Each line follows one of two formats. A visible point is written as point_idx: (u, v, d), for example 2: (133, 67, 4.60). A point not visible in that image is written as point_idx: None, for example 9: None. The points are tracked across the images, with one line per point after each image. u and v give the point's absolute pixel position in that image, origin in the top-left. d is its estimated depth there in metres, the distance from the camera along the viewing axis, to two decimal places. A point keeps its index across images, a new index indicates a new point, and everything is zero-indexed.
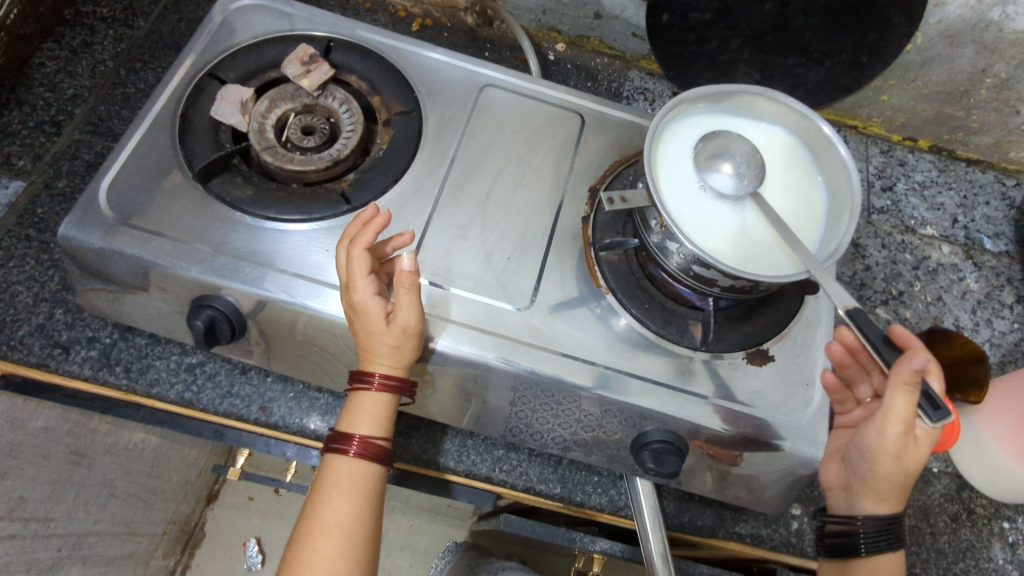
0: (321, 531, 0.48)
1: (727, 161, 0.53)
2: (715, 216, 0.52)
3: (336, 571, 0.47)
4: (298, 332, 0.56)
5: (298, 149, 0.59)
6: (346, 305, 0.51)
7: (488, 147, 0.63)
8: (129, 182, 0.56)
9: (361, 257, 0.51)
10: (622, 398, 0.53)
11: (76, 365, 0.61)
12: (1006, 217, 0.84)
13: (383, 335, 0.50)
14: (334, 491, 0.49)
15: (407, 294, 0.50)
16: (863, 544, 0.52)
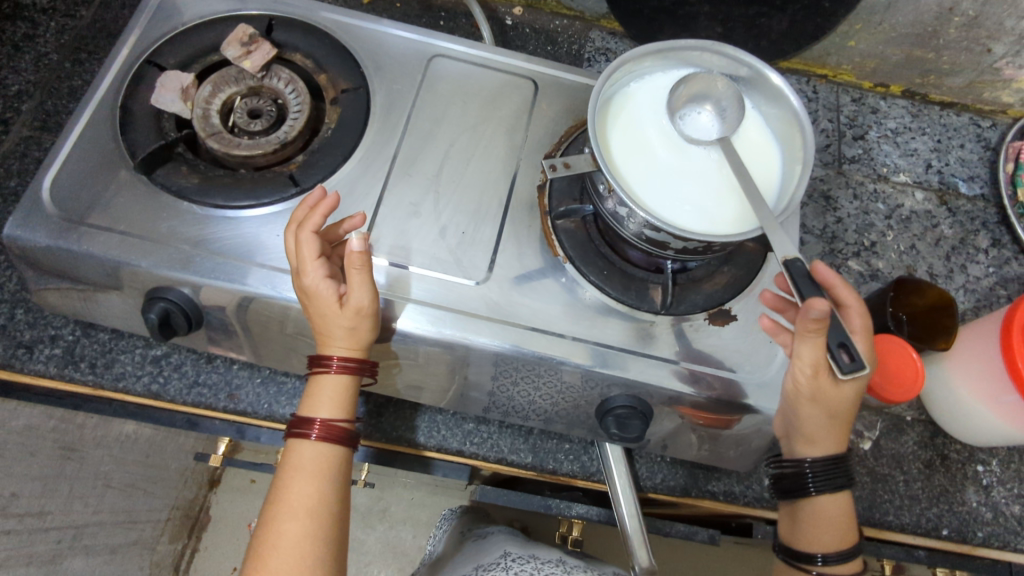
0: (286, 514, 0.49)
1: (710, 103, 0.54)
2: (670, 178, 0.51)
3: (303, 551, 0.48)
4: (289, 326, 0.55)
5: (246, 133, 0.58)
6: (296, 290, 0.50)
7: (439, 119, 0.62)
8: (71, 177, 0.55)
9: (309, 241, 0.50)
10: (597, 368, 0.53)
11: (40, 363, 0.61)
12: (981, 159, 0.83)
13: (338, 318, 0.49)
14: (297, 474, 0.50)
15: (358, 273, 0.49)
16: (813, 484, 0.53)
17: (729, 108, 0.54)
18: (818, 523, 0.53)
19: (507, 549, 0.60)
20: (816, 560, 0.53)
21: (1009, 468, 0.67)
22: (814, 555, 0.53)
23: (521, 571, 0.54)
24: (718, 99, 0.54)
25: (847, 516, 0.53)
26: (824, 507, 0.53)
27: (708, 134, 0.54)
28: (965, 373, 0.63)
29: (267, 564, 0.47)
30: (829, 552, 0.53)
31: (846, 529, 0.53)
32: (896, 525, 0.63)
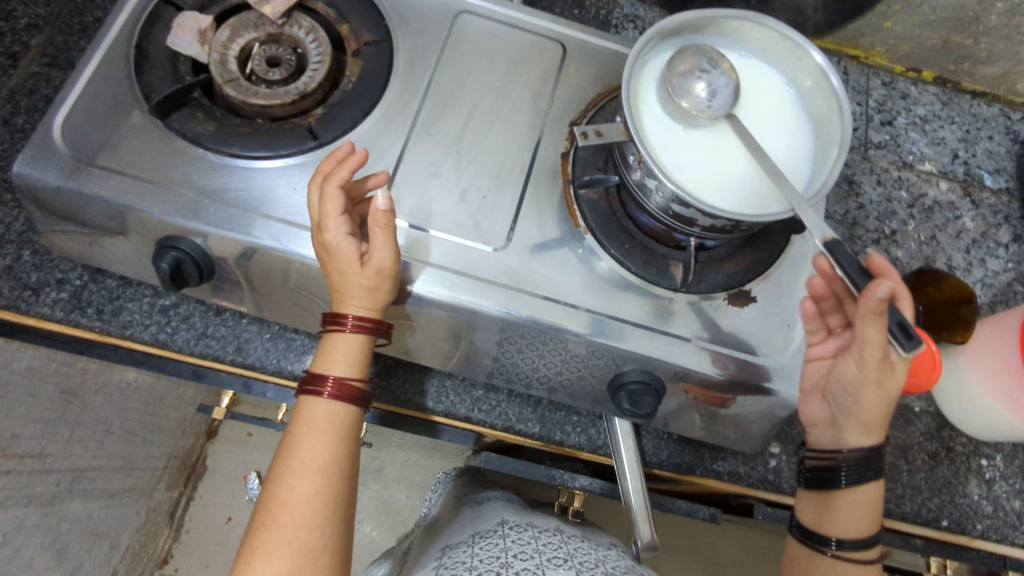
0: (296, 470, 0.48)
1: (703, 83, 0.49)
2: (690, 156, 0.50)
3: (313, 509, 0.48)
4: (291, 280, 0.55)
5: (264, 82, 0.56)
6: (316, 245, 0.49)
7: (463, 78, 0.60)
8: (84, 117, 0.53)
9: (334, 195, 0.48)
10: (614, 344, 0.52)
11: (47, 306, 0.60)
12: (1009, 152, 0.81)
13: (358, 277, 0.48)
14: (309, 431, 0.49)
15: (380, 229, 0.48)
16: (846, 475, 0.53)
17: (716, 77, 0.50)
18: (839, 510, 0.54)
19: (505, 517, 0.61)
20: (831, 543, 0.54)
21: (1012, 464, 0.67)
22: (828, 539, 0.54)
23: (518, 539, 0.55)
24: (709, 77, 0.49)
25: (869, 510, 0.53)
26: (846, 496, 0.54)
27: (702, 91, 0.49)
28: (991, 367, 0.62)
29: (275, 519, 0.47)
30: (844, 538, 0.53)
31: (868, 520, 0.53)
32: (897, 514, 0.63)
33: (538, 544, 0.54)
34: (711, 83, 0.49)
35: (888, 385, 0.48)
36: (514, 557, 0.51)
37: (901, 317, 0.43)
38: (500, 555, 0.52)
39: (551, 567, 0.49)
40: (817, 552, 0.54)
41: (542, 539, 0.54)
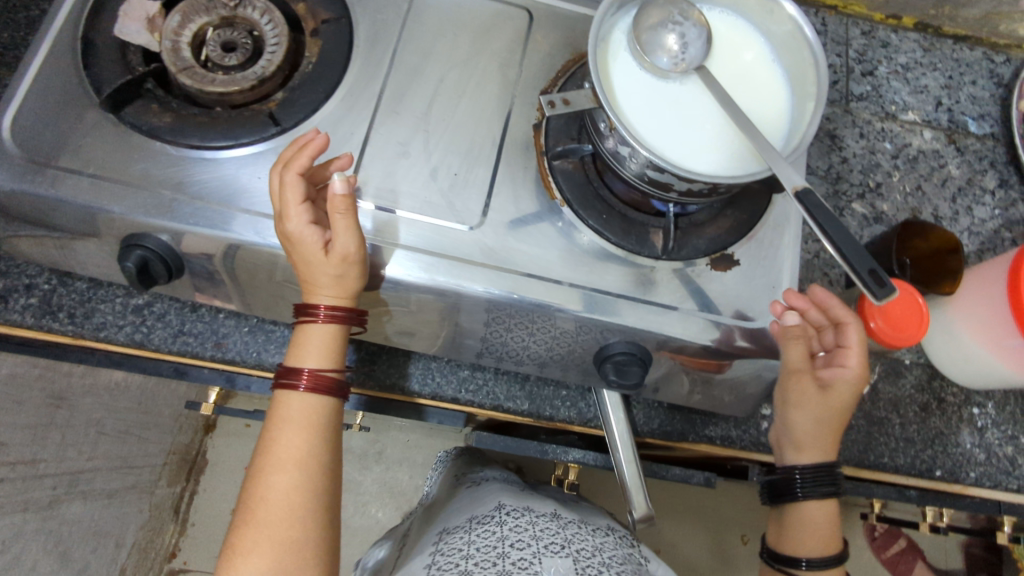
0: (274, 465, 0.48)
1: (672, 37, 0.48)
2: (664, 119, 0.48)
3: (292, 503, 0.47)
4: (277, 274, 0.53)
5: (220, 68, 0.54)
6: (277, 235, 0.47)
7: (427, 52, 0.58)
8: (33, 116, 0.51)
9: (294, 183, 0.47)
10: (600, 317, 0.51)
11: (16, 313, 0.58)
12: (993, 96, 0.79)
13: (323, 266, 0.47)
14: (285, 425, 0.49)
15: (342, 215, 0.46)
16: (801, 489, 0.57)
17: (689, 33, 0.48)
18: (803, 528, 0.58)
19: (502, 500, 0.65)
20: (801, 563, 0.58)
21: (1004, 410, 0.66)
22: (798, 559, 0.58)
23: (515, 525, 0.58)
24: (681, 31, 0.48)
25: (829, 524, 0.57)
26: (807, 515, 0.58)
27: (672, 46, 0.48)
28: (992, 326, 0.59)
29: (256, 516, 0.47)
30: (813, 556, 0.57)
31: (830, 536, 0.57)
32: (890, 467, 0.63)
33: (535, 530, 0.58)
34: (684, 34, 0.48)
35: (814, 404, 0.56)
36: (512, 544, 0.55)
37: (872, 265, 0.40)
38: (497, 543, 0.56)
39: (548, 555, 0.53)
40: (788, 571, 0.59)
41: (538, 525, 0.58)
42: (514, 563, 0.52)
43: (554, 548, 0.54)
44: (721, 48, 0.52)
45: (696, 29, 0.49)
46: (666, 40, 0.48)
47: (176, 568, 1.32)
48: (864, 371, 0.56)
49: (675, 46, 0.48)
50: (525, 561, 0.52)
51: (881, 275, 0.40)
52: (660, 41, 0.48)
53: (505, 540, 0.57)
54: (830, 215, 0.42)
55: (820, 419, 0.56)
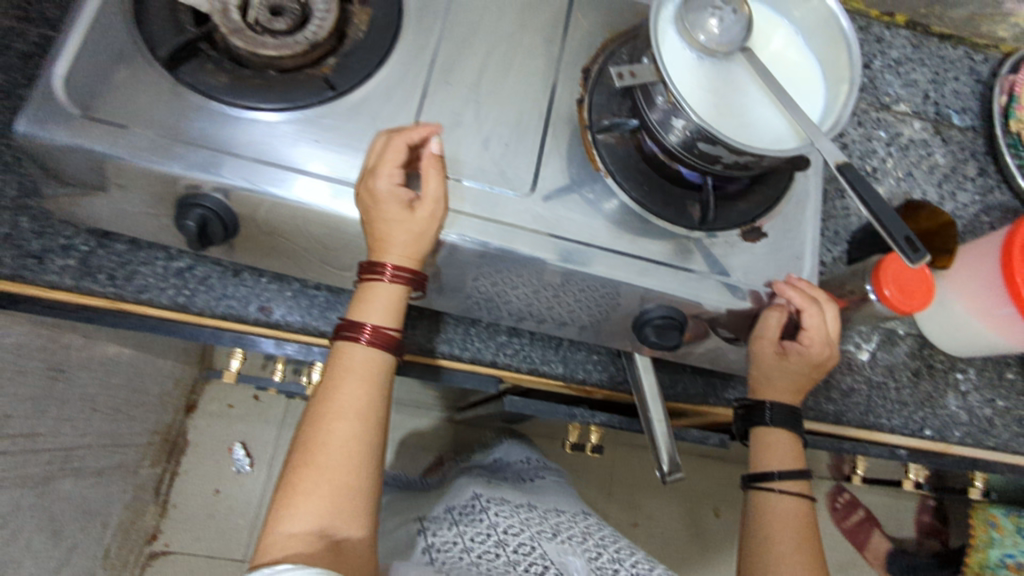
0: (335, 413, 0.49)
1: (714, 22, 0.51)
2: (711, 97, 0.51)
3: (350, 451, 0.48)
4: (261, 224, 0.53)
5: (268, 32, 0.54)
6: (362, 190, 0.49)
7: (474, 25, 0.60)
8: (87, 71, 0.50)
9: (397, 148, 0.51)
10: (584, 269, 0.54)
11: (55, 274, 0.57)
12: (973, 92, 0.86)
13: (406, 222, 0.50)
14: (347, 376, 0.50)
15: (433, 176, 0.52)
16: (771, 417, 0.59)
17: (729, 19, 0.51)
18: (770, 451, 0.60)
19: (476, 491, 0.76)
20: (773, 477, 0.59)
21: (983, 375, 0.73)
22: (769, 473, 0.59)
23: (499, 512, 0.69)
24: (722, 16, 0.51)
25: (794, 450, 0.60)
26: (772, 438, 0.60)
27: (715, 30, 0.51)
28: (986, 293, 0.64)
29: (314, 459, 0.48)
30: (783, 470, 0.59)
31: (794, 455, 0.60)
32: (886, 427, 0.69)
33: (523, 517, 0.68)
34: (725, 18, 0.51)
35: (771, 370, 0.59)
36: (505, 531, 0.65)
37: (907, 232, 0.44)
38: (490, 532, 0.65)
39: (543, 539, 0.64)
40: (762, 490, 0.60)
41: (524, 514, 0.69)
42: (515, 550, 0.61)
43: (545, 534, 0.65)
44: (761, 34, 0.55)
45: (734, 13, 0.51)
46: (706, 24, 0.51)
47: (157, 549, 1.29)
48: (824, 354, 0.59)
49: (719, 30, 0.51)
50: (526, 547, 0.62)
51: (916, 241, 0.44)
52: (704, 22, 0.51)
53: (496, 528, 0.66)
54: (869, 189, 0.46)
55: (768, 378, 0.60)
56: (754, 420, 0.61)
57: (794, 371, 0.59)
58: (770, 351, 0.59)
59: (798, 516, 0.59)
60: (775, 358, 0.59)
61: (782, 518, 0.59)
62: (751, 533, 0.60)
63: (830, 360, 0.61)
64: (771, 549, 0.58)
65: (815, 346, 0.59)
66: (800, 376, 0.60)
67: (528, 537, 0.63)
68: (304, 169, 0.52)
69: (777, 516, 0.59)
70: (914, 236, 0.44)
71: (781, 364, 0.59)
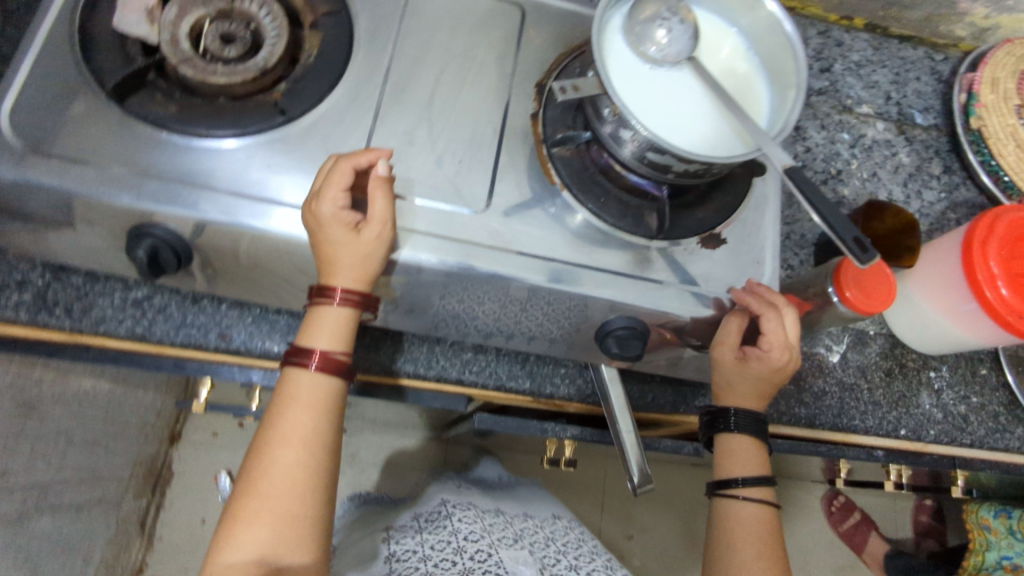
0: (279, 441, 0.49)
1: (660, 33, 0.52)
2: (658, 106, 0.52)
3: (294, 479, 0.48)
4: (243, 260, 0.54)
5: (219, 60, 0.54)
6: (307, 214, 0.49)
7: (426, 45, 0.60)
8: (34, 106, 0.50)
9: (343, 172, 0.50)
10: (574, 289, 0.54)
11: (10, 310, 0.57)
12: (935, 91, 0.87)
13: (353, 245, 0.49)
14: (293, 403, 0.50)
15: (380, 198, 0.50)
16: (735, 424, 0.59)
17: (675, 30, 0.52)
18: (734, 457, 0.60)
19: (444, 497, 0.74)
20: (736, 483, 0.59)
21: (957, 373, 0.72)
22: (733, 480, 0.59)
23: (463, 517, 0.68)
24: (667, 28, 0.52)
25: (757, 455, 0.60)
26: (736, 445, 0.60)
27: (660, 41, 0.52)
28: (951, 290, 0.63)
29: (257, 488, 0.48)
30: (747, 476, 0.59)
31: (757, 461, 0.60)
32: (860, 429, 0.68)
33: (485, 524, 0.68)
34: (670, 29, 0.52)
35: (731, 375, 0.59)
36: (465, 538, 0.64)
37: (856, 233, 0.44)
38: (451, 538, 0.64)
39: (502, 546, 0.64)
40: (725, 496, 0.60)
41: (487, 521, 0.68)
42: (472, 559, 0.61)
43: (504, 541, 0.65)
44: (709, 42, 0.56)
45: (679, 25, 0.53)
46: (651, 35, 0.52)
47: None
48: (785, 359, 0.58)
49: (664, 40, 0.52)
50: (483, 555, 0.62)
51: (866, 242, 0.44)
52: (649, 34, 0.52)
53: (457, 533, 0.65)
54: (817, 192, 0.46)
55: (728, 383, 0.59)
56: (719, 426, 0.60)
57: (756, 378, 0.59)
58: (730, 357, 0.58)
59: (763, 523, 0.59)
60: (734, 363, 0.58)
61: (747, 525, 0.59)
62: (715, 538, 0.60)
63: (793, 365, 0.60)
64: (732, 556, 0.58)
65: (776, 351, 0.58)
66: (762, 383, 0.59)
67: (487, 545, 0.63)
68: (280, 200, 0.52)
69: (741, 523, 0.59)
70: (863, 237, 0.44)
71: (742, 369, 0.58)
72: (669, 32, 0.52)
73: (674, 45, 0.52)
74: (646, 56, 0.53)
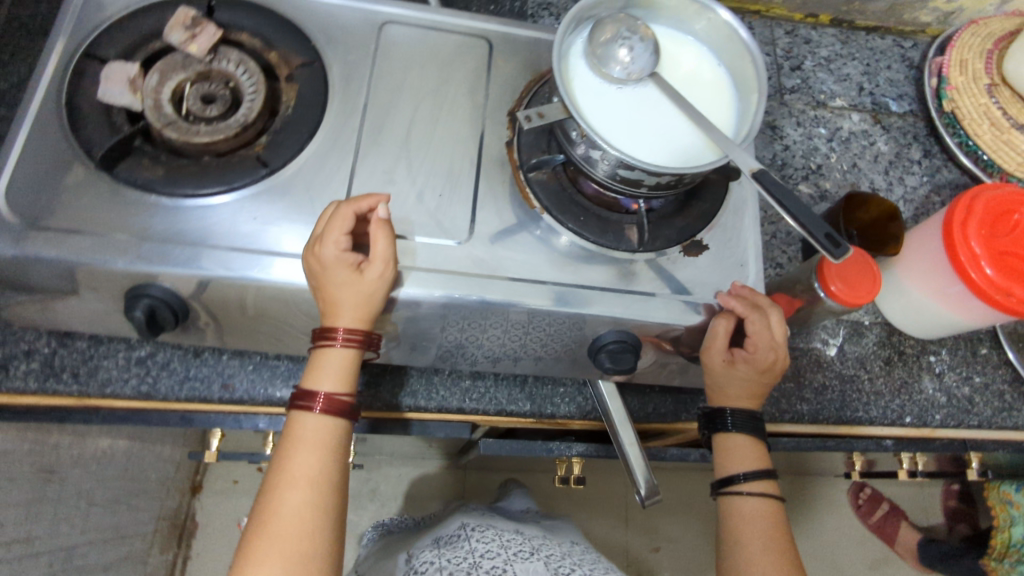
0: (287, 483, 0.50)
1: (622, 51, 0.53)
2: (625, 124, 0.53)
3: (302, 519, 0.49)
4: (249, 308, 0.55)
5: (202, 120, 0.56)
6: (310, 257, 0.51)
7: (399, 86, 0.62)
8: (28, 183, 0.52)
9: (346, 216, 0.51)
10: (584, 311, 0.55)
11: (19, 380, 0.58)
12: (907, 78, 0.88)
13: (357, 286, 0.50)
14: (299, 446, 0.51)
15: (381, 240, 0.51)
16: (732, 423, 0.59)
17: (636, 47, 0.53)
18: (733, 455, 0.59)
19: (465, 521, 0.75)
20: (738, 479, 0.58)
21: (957, 354, 0.73)
22: (735, 476, 0.58)
23: (481, 537, 0.69)
24: (629, 46, 0.53)
25: (757, 451, 0.60)
26: (735, 442, 0.60)
27: (623, 59, 0.53)
28: (939, 274, 0.64)
29: (267, 530, 0.49)
30: (748, 471, 0.58)
31: (757, 455, 0.59)
32: (865, 420, 0.68)
33: (503, 541, 0.68)
34: (632, 47, 0.53)
35: (720, 377, 0.59)
36: (482, 555, 0.64)
37: (828, 229, 0.45)
38: (468, 554, 0.64)
39: (518, 560, 0.63)
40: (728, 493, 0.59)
41: (505, 538, 0.69)
42: (488, 570, 0.61)
43: (521, 555, 0.65)
44: (669, 54, 0.57)
45: (640, 42, 0.54)
46: (614, 55, 0.53)
47: None
48: (774, 358, 0.58)
49: (627, 58, 0.53)
50: (498, 568, 0.61)
51: (838, 238, 0.45)
52: (611, 54, 0.53)
53: (475, 552, 0.65)
54: (787, 193, 0.47)
55: (718, 385, 0.59)
56: (715, 425, 0.60)
57: (744, 379, 0.59)
58: (719, 359, 0.58)
59: (768, 516, 0.58)
60: (722, 364, 0.58)
61: (750, 520, 0.58)
62: (725, 537, 0.59)
63: (780, 365, 0.60)
64: (743, 553, 0.57)
65: (763, 353, 0.58)
66: (750, 383, 0.59)
67: (502, 559, 0.62)
68: (280, 250, 0.54)
69: (745, 519, 0.58)
70: (835, 233, 0.45)
71: (729, 372, 0.58)
72: (630, 50, 0.53)
73: (637, 62, 0.53)
74: (610, 76, 0.54)
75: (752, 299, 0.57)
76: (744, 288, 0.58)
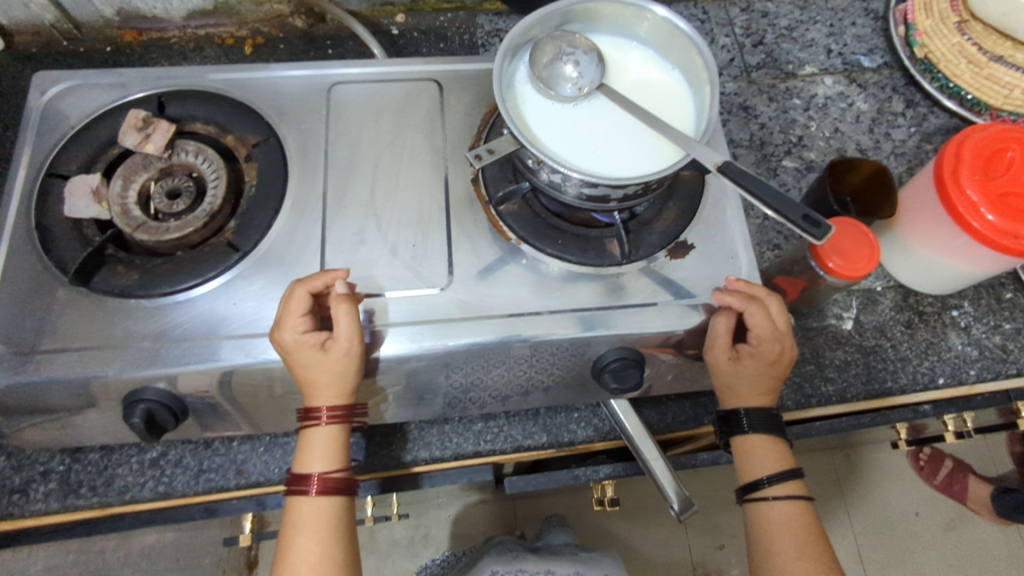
0: (291, 570, 0.51)
1: (567, 69, 0.52)
2: (582, 142, 0.52)
3: None
4: (275, 389, 0.56)
5: (171, 216, 0.57)
6: (273, 345, 0.50)
7: (357, 145, 0.62)
8: (12, 311, 0.53)
9: (301, 298, 0.51)
10: (610, 332, 0.54)
11: (40, 502, 0.59)
12: (874, 31, 0.86)
13: (326, 365, 0.50)
14: (299, 531, 0.51)
15: (343, 317, 0.50)
16: (748, 424, 0.56)
17: (581, 61, 0.52)
18: (756, 457, 0.57)
19: (493, 569, 0.72)
20: (762, 484, 0.56)
21: (980, 304, 0.69)
22: (759, 480, 0.56)
23: None
24: (573, 62, 0.52)
25: (779, 452, 0.57)
26: (755, 444, 0.57)
27: (570, 77, 0.52)
28: (941, 231, 0.61)
29: None
30: (772, 474, 0.56)
31: (779, 456, 0.57)
32: (897, 390, 0.65)
33: None
34: (577, 62, 0.52)
35: (728, 376, 0.56)
36: None
37: (804, 210, 0.43)
38: None
39: None
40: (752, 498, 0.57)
41: None
42: None
43: None
44: (617, 62, 0.56)
45: (583, 56, 0.53)
46: (559, 74, 0.52)
47: None
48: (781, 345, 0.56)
49: (573, 75, 0.52)
50: None
51: (816, 217, 0.43)
52: (557, 73, 0.52)
53: None
54: (754, 180, 0.45)
55: (728, 385, 0.57)
56: (732, 428, 0.57)
57: (753, 375, 0.56)
58: (724, 358, 0.56)
59: (798, 518, 0.56)
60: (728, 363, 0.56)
61: (782, 524, 0.56)
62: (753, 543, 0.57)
63: (789, 354, 0.57)
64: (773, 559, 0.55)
65: (768, 343, 0.56)
66: (759, 378, 0.56)
67: None
68: None
69: (776, 522, 0.56)
70: (812, 213, 0.43)
71: (739, 370, 0.56)
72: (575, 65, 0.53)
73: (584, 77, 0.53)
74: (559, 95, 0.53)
75: (749, 291, 0.55)
76: (739, 281, 0.56)
